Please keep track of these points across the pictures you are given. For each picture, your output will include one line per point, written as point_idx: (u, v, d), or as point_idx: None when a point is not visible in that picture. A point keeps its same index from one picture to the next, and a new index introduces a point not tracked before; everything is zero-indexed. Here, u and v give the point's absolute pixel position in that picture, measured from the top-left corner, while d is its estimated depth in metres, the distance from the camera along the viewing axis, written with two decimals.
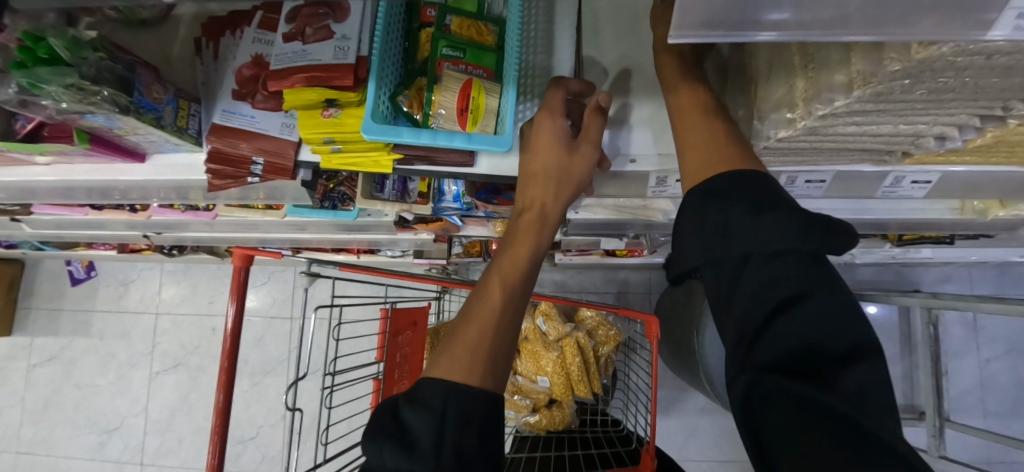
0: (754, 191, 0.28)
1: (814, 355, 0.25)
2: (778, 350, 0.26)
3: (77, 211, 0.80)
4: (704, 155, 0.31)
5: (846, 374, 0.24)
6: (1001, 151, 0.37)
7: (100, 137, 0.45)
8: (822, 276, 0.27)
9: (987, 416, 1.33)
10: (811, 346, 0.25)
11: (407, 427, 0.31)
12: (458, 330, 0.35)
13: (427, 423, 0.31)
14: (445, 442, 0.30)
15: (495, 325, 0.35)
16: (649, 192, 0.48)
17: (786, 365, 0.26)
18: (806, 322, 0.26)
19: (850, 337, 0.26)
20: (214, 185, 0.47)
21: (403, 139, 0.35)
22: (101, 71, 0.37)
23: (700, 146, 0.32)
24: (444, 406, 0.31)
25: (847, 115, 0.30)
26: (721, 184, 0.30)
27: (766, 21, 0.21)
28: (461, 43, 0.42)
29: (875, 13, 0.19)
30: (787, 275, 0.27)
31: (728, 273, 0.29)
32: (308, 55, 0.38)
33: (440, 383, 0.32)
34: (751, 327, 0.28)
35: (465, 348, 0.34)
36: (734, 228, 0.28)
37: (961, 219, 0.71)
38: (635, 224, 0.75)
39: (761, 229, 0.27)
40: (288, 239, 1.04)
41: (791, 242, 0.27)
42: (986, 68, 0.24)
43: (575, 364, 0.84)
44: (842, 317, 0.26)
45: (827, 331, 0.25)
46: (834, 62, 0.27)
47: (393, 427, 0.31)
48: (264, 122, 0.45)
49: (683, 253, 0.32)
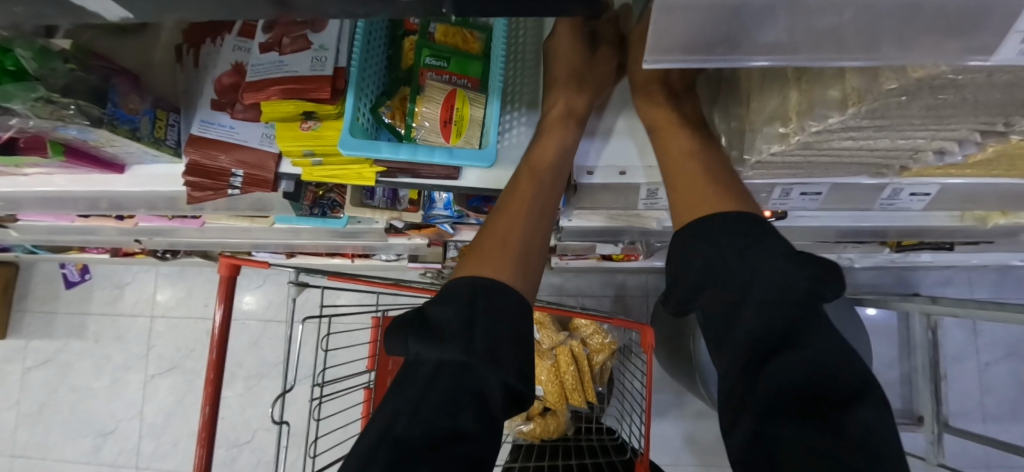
0: (755, 237, 0.35)
1: (816, 397, 0.31)
2: (782, 390, 0.32)
3: (65, 217, 0.79)
4: (710, 192, 0.37)
5: (847, 419, 0.30)
6: (1002, 164, 0.36)
7: (77, 148, 0.44)
8: (811, 317, 0.33)
9: (987, 421, 1.32)
10: (819, 389, 0.31)
11: (434, 318, 0.38)
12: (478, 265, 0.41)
13: (452, 314, 0.37)
14: (473, 327, 0.37)
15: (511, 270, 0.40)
16: (640, 204, 0.46)
17: (792, 410, 0.31)
18: (806, 364, 0.32)
19: (850, 381, 0.31)
20: (194, 197, 0.46)
21: (381, 155, 0.34)
22: (72, 83, 0.36)
23: (688, 177, 0.38)
24: (470, 297, 0.38)
25: (842, 131, 0.29)
26: (716, 227, 0.36)
27: (754, 42, 0.20)
28: (445, 52, 0.40)
29: (870, 32, 0.18)
30: (786, 317, 0.33)
31: (726, 310, 0.36)
32: (285, 65, 0.37)
33: (466, 282, 0.39)
34: (756, 357, 0.34)
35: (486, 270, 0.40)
36: (730, 268, 0.35)
37: (961, 227, 0.70)
38: (630, 231, 0.73)
39: (758, 278, 0.34)
40: (281, 243, 1.03)
41: (782, 285, 0.33)
42: (989, 85, 0.23)
43: (569, 372, 0.84)
44: (834, 362, 0.32)
45: (822, 374, 0.31)
46: (828, 76, 0.25)
47: (422, 317, 0.39)
48: (244, 132, 0.43)
49: (686, 287, 0.38)
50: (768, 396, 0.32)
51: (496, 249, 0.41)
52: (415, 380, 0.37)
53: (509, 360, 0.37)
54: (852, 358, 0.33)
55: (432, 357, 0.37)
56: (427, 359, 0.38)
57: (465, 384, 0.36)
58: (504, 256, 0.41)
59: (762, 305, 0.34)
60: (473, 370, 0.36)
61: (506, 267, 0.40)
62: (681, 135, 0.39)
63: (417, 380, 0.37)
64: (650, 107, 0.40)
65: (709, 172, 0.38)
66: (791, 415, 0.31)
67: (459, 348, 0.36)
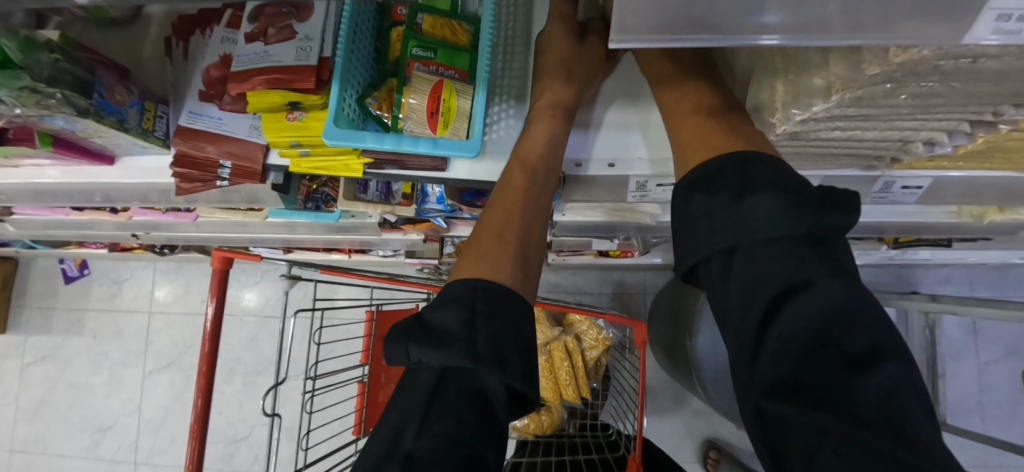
0: (747, 170, 0.31)
1: (827, 353, 0.28)
2: (784, 355, 0.29)
3: (59, 211, 0.79)
4: (699, 135, 0.35)
5: (862, 383, 0.26)
6: (994, 157, 0.36)
7: (66, 140, 0.44)
8: (816, 261, 0.30)
9: (985, 420, 1.32)
10: (822, 349, 0.28)
11: (432, 323, 0.37)
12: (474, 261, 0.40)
13: (451, 316, 0.36)
14: (475, 330, 0.35)
15: (507, 260, 0.40)
16: (629, 197, 0.46)
17: (793, 379, 0.28)
18: (810, 316, 0.29)
19: (865, 336, 0.28)
20: (183, 189, 0.45)
21: (366, 144, 0.34)
22: (57, 73, 0.35)
23: (695, 137, 0.35)
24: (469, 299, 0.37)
25: (830, 120, 0.28)
26: (700, 172, 0.34)
27: (747, 23, 0.19)
28: (432, 43, 0.40)
29: (853, 14, 0.17)
30: (793, 267, 0.30)
31: (720, 266, 0.33)
32: (271, 56, 0.37)
33: (464, 282, 0.38)
34: (755, 322, 0.31)
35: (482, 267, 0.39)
36: (715, 215, 0.32)
37: (959, 223, 0.69)
38: (625, 226, 0.73)
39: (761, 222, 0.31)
40: (278, 239, 1.03)
41: (777, 228, 0.30)
42: (975, 73, 0.22)
43: (563, 368, 0.83)
44: (846, 310, 0.28)
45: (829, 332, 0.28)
46: (813, 65, 0.25)
47: (420, 323, 0.37)
48: (232, 124, 0.43)
49: (682, 248, 0.36)
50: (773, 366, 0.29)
51: (487, 244, 0.40)
52: (416, 384, 0.37)
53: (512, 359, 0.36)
54: (864, 305, 0.29)
55: (433, 363, 0.36)
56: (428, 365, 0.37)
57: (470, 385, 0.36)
58: (492, 252, 0.40)
59: (754, 249, 0.31)
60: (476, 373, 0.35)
61: (495, 261, 0.39)
62: (705, 119, 0.35)
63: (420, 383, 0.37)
64: (663, 92, 0.38)
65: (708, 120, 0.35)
66: (800, 385, 0.28)
67: (459, 353, 0.35)
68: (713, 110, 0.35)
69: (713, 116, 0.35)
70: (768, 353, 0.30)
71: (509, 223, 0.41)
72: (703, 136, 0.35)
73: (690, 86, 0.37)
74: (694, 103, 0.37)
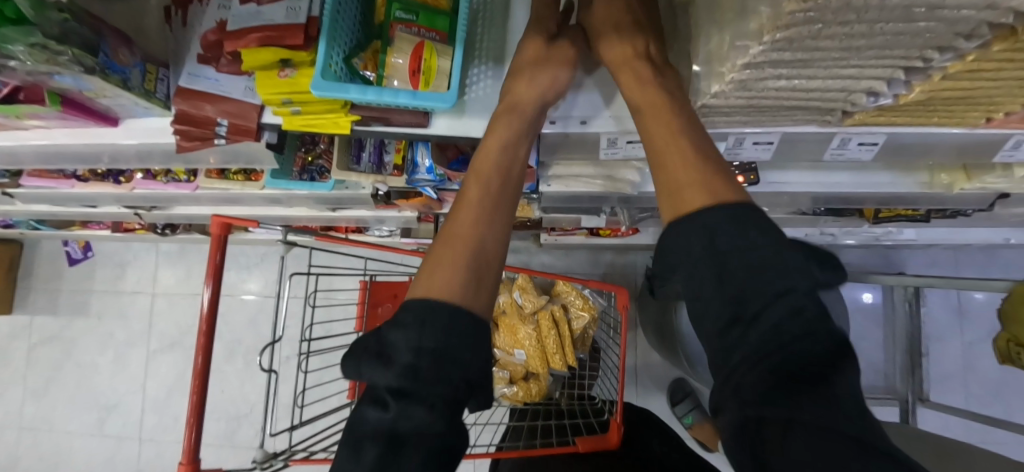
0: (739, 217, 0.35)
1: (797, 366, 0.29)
2: (770, 359, 0.30)
3: (64, 183, 0.80)
4: (681, 157, 0.38)
5: (833, 379, 0.28)
6: (937, 107, 0.38)
7: (74, 100, 0.46)
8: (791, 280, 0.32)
9: (968, 399, 1.35)
10: (795, 354, 0.30)
11: (387, 343, 0.37)
12: (433, 273, 0.40)
13: (402, 336, 0.36)
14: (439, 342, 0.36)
15: (465, 271, 0.40)
16: (602, 155, 0.48)
17: (775, 379, 0.29)
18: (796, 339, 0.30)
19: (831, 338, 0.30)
20: (182, 147, 0.48)
21: (350, 95, 0.37)
22: (66, 31, 0.38)
23: (671, 147, 0.38)
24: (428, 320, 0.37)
25: (771, 66, 0.31)
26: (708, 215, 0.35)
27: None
28: (414, 6, 0.43)
29: None
30: (762, 282, 0.33)
31: (712, 279, 0.35)
32: (262, 15, 0.40)
33: (423, 298, 0.38)
34: (738, 330, 0.33)
35: (442, 276, 0.40)
36: (719, 232, 0.34)
37: (931, 194, 0.72)
38: (609, 198, 0.76)
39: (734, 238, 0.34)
40: (276, 216, 1.07)
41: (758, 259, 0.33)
42: (888, 11, 0.25)
43: (550, 337, 0.87)
44: (802, 309, 0.31)
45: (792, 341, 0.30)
46: (749, 8, 0.27)
47: (374, 344, 0.37)
48: (228, 84, 0.46)
49: (676, 250, 0.37)
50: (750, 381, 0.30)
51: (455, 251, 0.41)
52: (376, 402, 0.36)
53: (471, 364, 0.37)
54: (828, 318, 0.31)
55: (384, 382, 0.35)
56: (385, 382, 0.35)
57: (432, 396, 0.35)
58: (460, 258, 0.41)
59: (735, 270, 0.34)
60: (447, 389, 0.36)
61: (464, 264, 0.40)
62: (677, 123, 0.38)
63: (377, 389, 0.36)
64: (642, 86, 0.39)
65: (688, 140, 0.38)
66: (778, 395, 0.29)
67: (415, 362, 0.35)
68: (670, 110, 0.39)
69: (686, 118, 0.38)
70: (748, 375, 0.31)
71: (470, 236, 0.42)
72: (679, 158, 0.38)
73: (656, 86, 0.40)
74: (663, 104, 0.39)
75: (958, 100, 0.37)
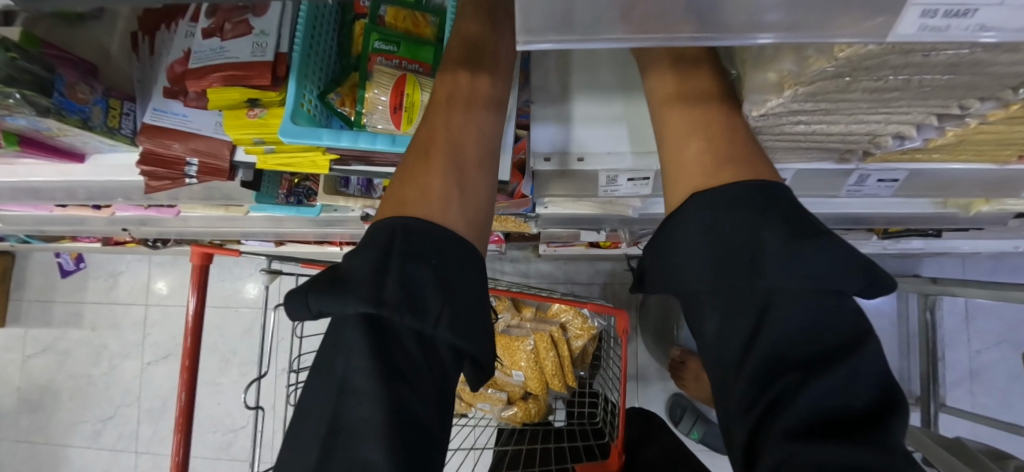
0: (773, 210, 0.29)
1: (833, 427, 0.24)
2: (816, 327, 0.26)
3: (42, 208, 0.84)
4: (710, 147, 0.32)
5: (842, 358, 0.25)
6: (970, 147, 0.34)
7: (32, 138, 0.44)
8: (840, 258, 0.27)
9: (974, 406, 1.31)
10: (838, 341, 0.26)
11: (402, 240, 0.31)
12: (413, 165, 0.35)
13: (423, 229, 0.32)
14: (386, 272, 0.30)
15: (444, 167, 0.34)
16: (601, 192, 0.46)
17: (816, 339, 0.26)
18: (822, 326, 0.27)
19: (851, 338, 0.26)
20: (152, 186, 0.46)
21: (322, 142, 0.34)
22: (14, 73, 0.34)
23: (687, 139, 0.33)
24: (385, 242, 0.31)
25: (790, 115, 0.28)
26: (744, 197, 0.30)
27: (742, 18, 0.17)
28: (395, 35, 0.40)
29: None
30: (804, 327, 0.27)
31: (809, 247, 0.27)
32: (226, 52, 0.36)
33: (422, 215, 0.33)
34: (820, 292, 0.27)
35: (422, 177, 0.34)
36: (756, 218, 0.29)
37: (946, 214, 0.67)
38: (609, 219, 0.73)
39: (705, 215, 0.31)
40: (265, 234, 1.01)
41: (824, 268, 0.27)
42: (927, 67, 0.21)
43: (548, 359, 0.85)
44: (843, 272, 0.27)
45: (833, 334, 0.26)
46: (765, 59, 0.24)
47: (379, 254, 0.30)
48: (197, 120, 0.43)
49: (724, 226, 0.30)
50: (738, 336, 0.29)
51: (444, 128, 0.35)
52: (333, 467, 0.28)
53: (463, 312, 0.31)
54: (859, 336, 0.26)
55: (344, 314, 0.30)
56: (358, 369, 0.29)
57: (438, 403, 0.32)
58: (449, 127, 0.35)
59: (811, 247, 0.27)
60: (423, 240, 0.32)
61: (457, 133, 0.36)
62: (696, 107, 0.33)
63: (337, 418, 0.29)
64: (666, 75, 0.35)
65: (702, 115, 0.33)
66: (776, 400, 0.26)
67: (366, 298, 0.29)
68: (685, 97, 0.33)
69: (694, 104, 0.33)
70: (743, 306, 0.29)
71: (447, 141, 0.35)
72: (689, 134, 0.33)
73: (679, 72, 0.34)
74: (683, 90, 0.34)
75: (992, 142, 0.33)
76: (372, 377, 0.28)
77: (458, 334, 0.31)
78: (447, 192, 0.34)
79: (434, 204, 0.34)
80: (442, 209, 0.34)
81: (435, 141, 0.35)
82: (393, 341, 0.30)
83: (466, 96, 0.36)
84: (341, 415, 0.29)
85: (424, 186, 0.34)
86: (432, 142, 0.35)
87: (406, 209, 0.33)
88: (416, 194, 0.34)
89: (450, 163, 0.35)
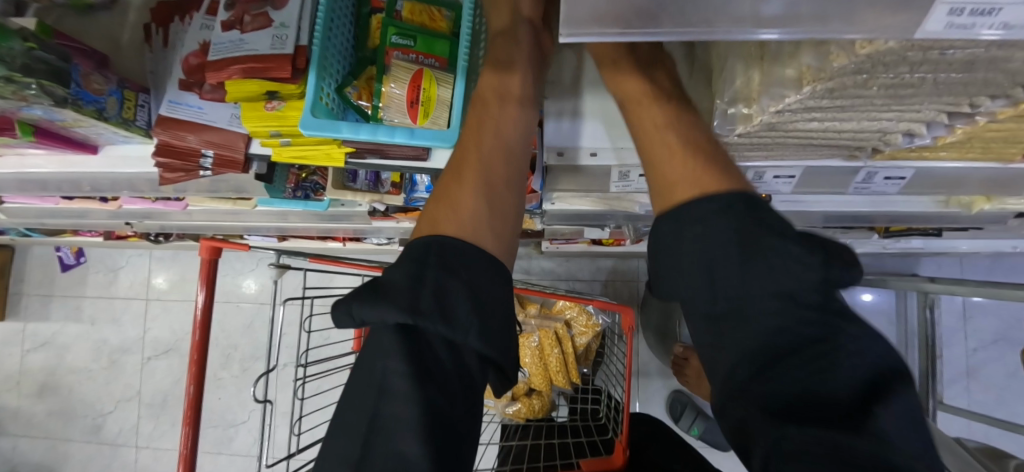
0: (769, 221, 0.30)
1: (823, 409, 0.25)
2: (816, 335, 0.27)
3: (47, 201, 0.84)
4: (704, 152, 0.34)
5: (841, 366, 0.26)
6: (978, 145, 0.35)
7: (46, 129, 0.44)
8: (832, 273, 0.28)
9: (971, 404, 1.32)
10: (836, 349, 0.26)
11: (437, 256, 0.33)
12: (447, 184, 0.36)
13: (458, 247, 0.34)
14: (421, 283, 0.31)
15: (475, 184, 0.36)
16: (613, 187, 0.46)
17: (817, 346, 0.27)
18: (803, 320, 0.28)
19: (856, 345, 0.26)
20: (166, 178, 0.46)
21: (342, 135, 0.35)
22: (31, 62, 0.34)
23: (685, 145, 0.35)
24: (422, 256, 0.33)
25: (805, 111, 0.28)
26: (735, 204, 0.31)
27: (755, 17, 0.18)
28: (411, 30, 0.40)
29: None
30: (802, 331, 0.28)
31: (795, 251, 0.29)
32: (246, 44, 0.37)
33: (454, 233, 0.34)
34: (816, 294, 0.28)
35: (455, 195, 0.35)
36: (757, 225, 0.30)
37: (947, 212, 0.68)
38: (614, 215, 0.73)
39: (693, 227, 0.32)
40: (269, 229, 1.01)
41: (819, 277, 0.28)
42: (943, 64, 0.22)
43: (553, 355, 0.86)
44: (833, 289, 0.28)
45: (836, 341, 0.26)
46: (785, 55, 0.25)
47: (415, 268, 0.32)
48: (212, 112, 0.43)
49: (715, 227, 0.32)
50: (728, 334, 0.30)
51: (474, 146, 0.37)
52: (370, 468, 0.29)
53: (492, 320, 0.32)
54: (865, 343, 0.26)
55: (382, 323, 0.30)
56: (393, 373, 0.30)
57: (465, 401, 0.32)
58: (479, 145, 0.37)
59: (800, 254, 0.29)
60: (457, 255, 0.33)
61: (486, 150, 0.37)
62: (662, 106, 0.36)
63: (374, 419, 0.30)
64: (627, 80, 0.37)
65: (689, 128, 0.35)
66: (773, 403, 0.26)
67: (403, 308, 0.30)
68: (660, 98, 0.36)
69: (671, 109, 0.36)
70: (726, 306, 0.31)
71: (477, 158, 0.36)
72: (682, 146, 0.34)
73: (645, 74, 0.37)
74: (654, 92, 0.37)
75: (1000, 139, 0.34)
76: (407, 380, 0.29)
77: (486, 340, 0.32)
78: (478, 209, 0.35)
79: (469, 222, 0.35)
80: (472, 225, 0.35)
81: (466, 158, 0.36)
82: (424, 346, 0.31)
83: (495, 113, 0.37)
84: (378, 414, 0.30)
85: (456, 204, 0.35)
86: (463, 160, 0.36)
87: (441, 227, 0.35)
88: (449, 213, 0.35)
89: (481, 180, 0.36)
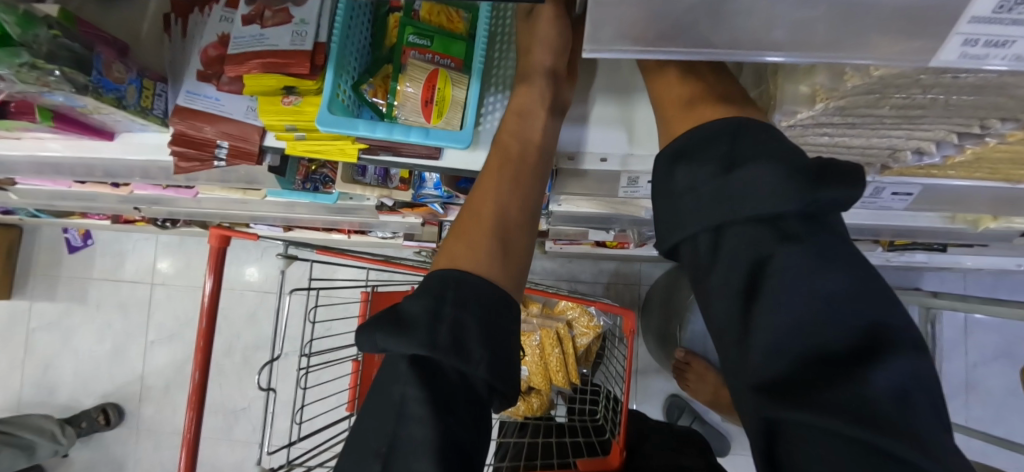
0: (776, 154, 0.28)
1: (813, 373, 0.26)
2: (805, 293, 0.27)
3: (60, 184, 0.84)
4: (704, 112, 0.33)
5: (829, 334, 0.26)
6: (985, 165, 0.35)
7: (65, 115, 0.44)
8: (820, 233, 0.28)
9: (968, 419, 1.33)
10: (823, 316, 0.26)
11: (454, 290, 0.35)
12: (466, 222, 0.40)
13: (472, 282, 0.36)
14: (439, 318, 0.33)
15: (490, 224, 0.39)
16: (621, 192, 0.47)
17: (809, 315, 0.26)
18: (794, 291, 0.27)
19: (859, 316, 0.26)
20: (181, 167, 0.47)
21: (358, 132, 0.35)
22: (55, 50, 0.35)
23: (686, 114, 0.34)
24: (439, 289, 0.35)
25: (816, 127, 0.29)
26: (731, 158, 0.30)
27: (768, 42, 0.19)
28: (429, 30, 0.41)
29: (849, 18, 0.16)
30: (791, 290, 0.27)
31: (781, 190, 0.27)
32: (266, 39, 0.37)
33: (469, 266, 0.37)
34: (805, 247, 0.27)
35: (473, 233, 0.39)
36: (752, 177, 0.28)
37: (953, 228, 0.68)
38: (620, 219, 0.73)
39: (684, 186, 0.32)
40: (276, 219, 1.02)
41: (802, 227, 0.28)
42: (956, 87, 0.22)
43: (553, 355, 0.87)
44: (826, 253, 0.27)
45: (825, 303, 0.26)
46: (799, 73, 0.25)
47: (433, 302, 0.34)
48: (229, 104, 0.43)
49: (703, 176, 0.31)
50: (724, 310, 0.31)
51: (490, 185, 0.40)
52: None
53: (503, 352, 0.35)
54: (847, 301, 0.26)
55: (401, 353, 0.33)
56: (412, 399, 0.32)
57: (475, 430, 0.34)
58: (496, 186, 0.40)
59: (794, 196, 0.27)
60: (469, 288, 0.36)
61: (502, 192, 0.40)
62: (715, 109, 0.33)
63: (394, 440, 0.33)
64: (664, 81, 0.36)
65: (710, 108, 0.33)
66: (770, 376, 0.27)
67: (422, 341, 0.32)
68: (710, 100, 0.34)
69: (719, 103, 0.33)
70: (720, 275, 0.31)
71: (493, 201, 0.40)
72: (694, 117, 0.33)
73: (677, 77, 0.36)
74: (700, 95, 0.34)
75: (1008, 161, 0.34)
76: (425, 406, 0.32)
77: (497, 372, 0.34)
78: (491, 251, 0.38)
79: (482, 259, 0.38)
80: (484, 260, 0.38)
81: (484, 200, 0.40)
82: (440, 375, 0.33)
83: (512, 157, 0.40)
84: (398, 434, 0.33)
85: (472, 241, 0.38)
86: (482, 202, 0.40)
87: (456, 260, 0.38)
88: (465, 250, 0.38)
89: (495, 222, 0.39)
